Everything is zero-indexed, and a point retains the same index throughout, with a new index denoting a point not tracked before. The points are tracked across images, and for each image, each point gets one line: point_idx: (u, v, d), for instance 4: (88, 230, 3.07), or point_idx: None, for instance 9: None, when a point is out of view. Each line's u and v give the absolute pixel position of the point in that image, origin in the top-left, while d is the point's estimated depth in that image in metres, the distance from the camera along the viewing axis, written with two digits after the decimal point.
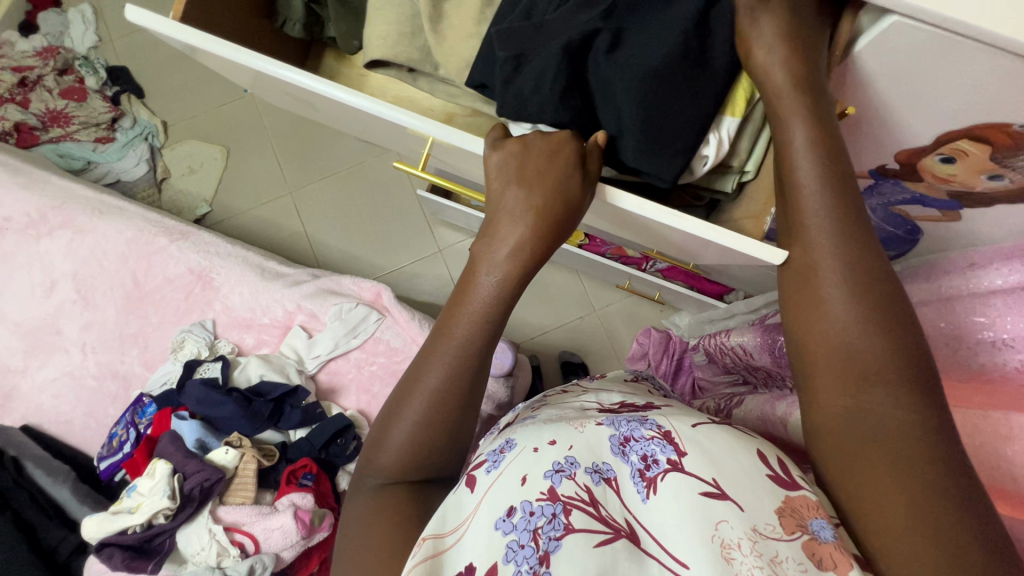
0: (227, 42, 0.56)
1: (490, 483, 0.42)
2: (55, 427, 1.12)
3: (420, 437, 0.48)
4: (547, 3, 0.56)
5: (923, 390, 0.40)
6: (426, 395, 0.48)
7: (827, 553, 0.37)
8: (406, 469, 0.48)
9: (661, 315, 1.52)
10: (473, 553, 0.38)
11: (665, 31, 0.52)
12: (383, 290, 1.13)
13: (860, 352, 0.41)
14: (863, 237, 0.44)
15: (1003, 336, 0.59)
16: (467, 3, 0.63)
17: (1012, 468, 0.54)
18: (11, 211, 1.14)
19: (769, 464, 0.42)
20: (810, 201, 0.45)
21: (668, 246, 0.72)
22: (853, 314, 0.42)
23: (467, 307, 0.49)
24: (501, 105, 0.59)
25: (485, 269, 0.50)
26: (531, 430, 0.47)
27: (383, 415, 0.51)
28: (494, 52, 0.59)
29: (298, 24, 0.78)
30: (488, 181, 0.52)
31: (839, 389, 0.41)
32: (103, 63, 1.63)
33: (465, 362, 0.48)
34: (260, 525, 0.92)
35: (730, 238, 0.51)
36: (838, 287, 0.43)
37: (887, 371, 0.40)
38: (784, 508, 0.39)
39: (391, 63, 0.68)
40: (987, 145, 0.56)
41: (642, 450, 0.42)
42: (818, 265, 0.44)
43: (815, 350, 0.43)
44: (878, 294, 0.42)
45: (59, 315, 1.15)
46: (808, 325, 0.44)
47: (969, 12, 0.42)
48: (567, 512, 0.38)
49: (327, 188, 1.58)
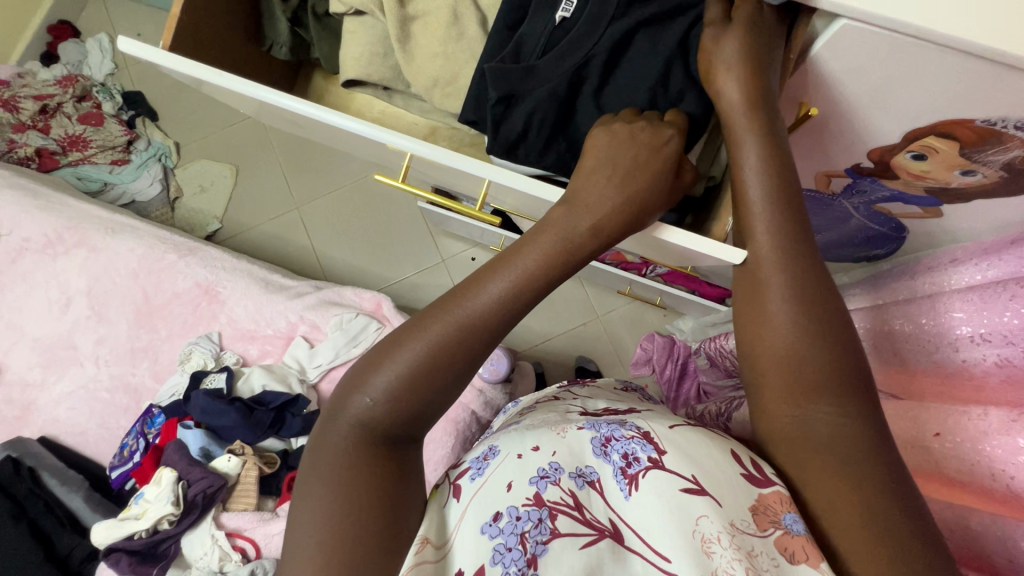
0: (210, 67, 0.58)
1: (475, 491, 0.42)
2: (71, 438, 1.17)
3: (417, 379, 0.43)
4: (535, 48, 0.61)
5: (862, 397, 0.41)
6: (435, 337, 0.44)
7: (798, 546, 0.38)
8: (387, 417, 0.43)
9: (664, 319, 1.52)
10: (462, 559, 0.39)
11: (647, 69, 0.58)
12: (383, 300, 1.16)
13: (806, 364, 0.41)
14: (806, 248, 0.44)
15: (979, 331, 0.59)
16: (433, 24, 0.66)
17: (990, 465, 0.54)
18: (29, 233, 1.20)
19: (744, 463, 0.42)
20: (758, 213, 0.45)
21: (660, 254, 0.72)
22: (801, 325, 0.41)
23: (513, 265, 0.46)
24: (490, 145, 0.61)
25: (550, 236, 0.47)
26: (513, 436, 0.47)
27: (376, 347, 0.45)
28: (485, 90, 0.61)
29: (284, 48, 0.81)
30: (587, 154, 0.51)
31: (786, 399, 0.42)
32: (119, 89, 1.71)
33: (496, 312, 0.45)
34: (261, 530, 0.96)
35: (697, 242, 0.51)
36: (786, 298, 0.42)
37: (831, 382, 0.40)
38: (756, 506, 0.39)
39: (367, 82, 0.73)
40: (955, 141, 0.57)
41: (622, 449, 0.42)
42: (765, 278, 0.44)
43: (766, 360, 0.43)
44: (820, 306, 0.42)
45: (75, 330, 1.20)
46: (756, 336, 0.43)
47: (913, 12, 0.43)
48: (553, 516, 0.38)
49: (333, 203, 1.62)
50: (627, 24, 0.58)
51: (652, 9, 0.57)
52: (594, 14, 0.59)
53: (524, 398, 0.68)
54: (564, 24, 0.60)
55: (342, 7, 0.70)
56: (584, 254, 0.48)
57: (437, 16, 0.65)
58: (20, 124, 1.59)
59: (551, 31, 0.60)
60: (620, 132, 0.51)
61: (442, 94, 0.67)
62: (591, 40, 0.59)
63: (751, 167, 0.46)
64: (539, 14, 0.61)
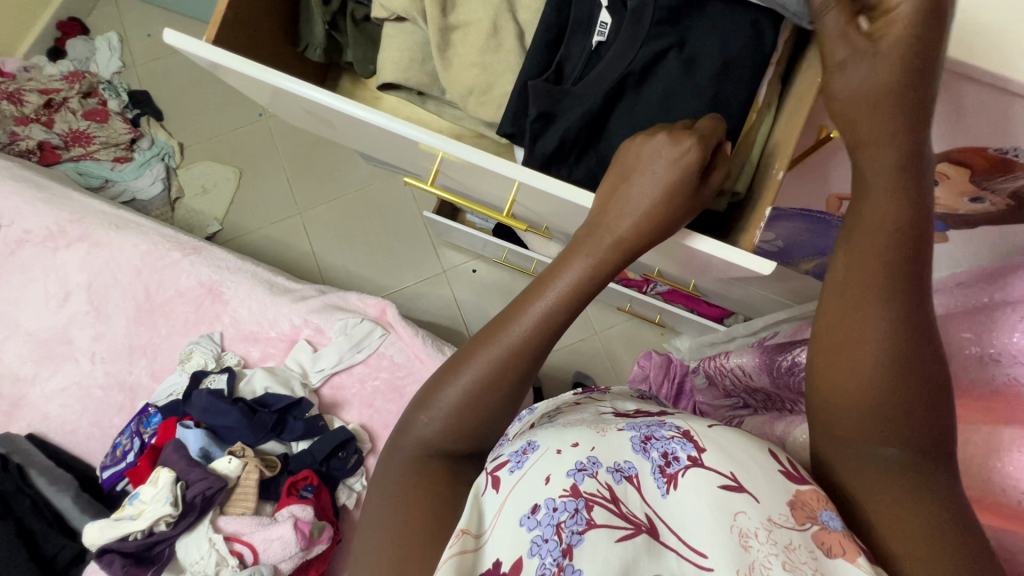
0: (255, 64, 0.60)
1: (514, 484, 0.41)
2: (60, 436, 1.13)
3: (475, 401, 0.47)
4: (573, 72, 0.64)
5: (935, 436, 0.39)
6: (484, 364, 0.47)
7: (834, 541, 0.37)
8: (445, 438, 0.47)
9: (661, 338, 1.54)
10: (499, 548, 0.38)
11: (683, 87, 0.60)
12: (388, 307, 1.16)
13: (891, 392, 0.38)
14: (916, 276, 0.39)
15: (989, 350, 0.61)
16: (473, 35, 0.68)
17: (999, 481, 0.56)
18: (31, 225, 1.18)
19: (781, 461, 0.42)
20: (864, 236, 0.40)
21: (681, 265, 0.74)
22: (893, 338, 0.38)
23: (549, 289, 0.48)
24: (525, 158, 0.64)
25: (583, 258, 0.48)
26: (552, 432, 0.46)
27: (437, 374, 0.50)
28: (524, 106, 0.64)
29: (318, 50, 0.83)
30: (610, 175, 0.52)
31: (864, 422, 0.39)
32: (125, 87, 1.71)
33: (539, 335, 0.47)
34: (260, 535, 0.93)
35: (725, 250, 0.54)
36: (880, 306, 0.38)
37: (912, 405, 0.38)
38: (794, 500, 0.39)
39: (402, 86, 0.74)
40: (965, 165, 0.65)
41: (662, 448, 0.42)
42: (863, 305, 0.39)
43: (844, 368, 0.39)
44: (919, 348, 0.38)
45: (71, 325, 1.17)
46: (841, 366, 0.39)
47: None
48: (589, 507, 0.37)
49: (336, 209, 1.63)
50: (661, 44, 0.60)
51: (687, 34, 0.60)
52: (627, 38, 0.61)
53: (539, 405, 0.66)
54: (600, 48, 0.64)
55: (384, 13, 0.71)
56: (613, 269, 0.49)
57: (477, 28, 0.67)
58: (22, 116, 1.58)
59: (587, 56, 0.64)
60: (645, 148, 0.50)
61: (476, 102, 0.69)
62: (625, 61, 0.61)
63: (871, 195, 0.41)
64: (575, 38, 0.64)
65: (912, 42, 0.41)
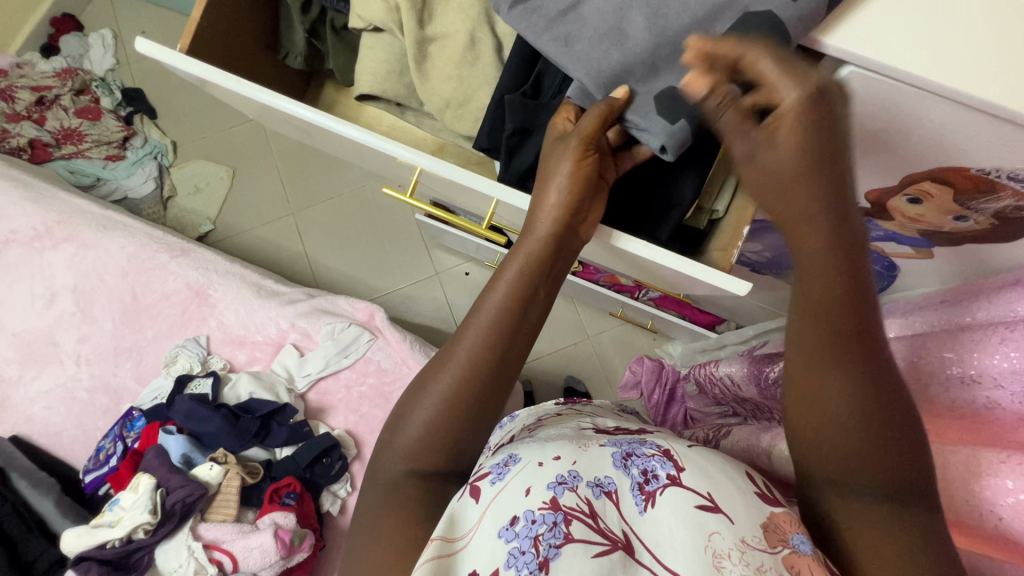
0: (229, 74, 0.58)
1: (494, 495, 0.40)
2: (45, 438, 1.12)
3: (454, 405, 0.46)
4: (550, 86, 0.62)
5: (913, 475, 0.40)
6: (461, 366, 0.47)
7: (804, 565, 0.37)
8: (423, 452, 0.46)
9: (654, 343, 1.53)
10: (476, 559, 0.37)
11: None
12: (376, 311, 1.15)
13: (850, 427, 0.40)
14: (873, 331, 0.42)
15: (970, 371, 0.60)
16: (451, 46, 0.67)
17: (977, 505, 0.55)
18: (17, 225, 1.18)
19: (757, 483, 0.42)
20: (817, 292, 0.43)
21: (661, 281, 0.73)
22: (850, 378, 0.41)
23: (504, 275, 0.49)
24: (501, 173, 0.63)
25: (520, 256, 0.50)
26: (533, 445, 0.45)
27: (413, 386, 0.50)
28: (501, 121, 0.63)
29: (299, 57, 0.82)
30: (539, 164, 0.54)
31: (831, 459, 0.41)
32: (119, 85, 1.69)
33: (500, 325, 0.47)
34: (239, 543, 0.92)
35: (700, 270, 0.53)
36: (836, 349, 0.41)
37: (877, 444, 0.40)
38: (767, 522, 0.38)
39: (380, 96, 0.75)
40: (949, 188, 0.61)
41: (642, 465, 0.41)
42: (824, 354, 0.42)
43: (806, 408, 0.42)
44: (877, 390, 0.41)
45: (57, 327, 1.17)
46: (805, 407, 0.42)
47: (920, 65, 0.47)
48: (568, 521, 0.36)
49: (329, 210, 1.62)
50: None
51: None
52: None
53: (519, 414, 0.66)
54: None
55: (361, 23, 0.70)
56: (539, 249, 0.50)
57: (454, 40, 0.66)
58: (13, 114, 1.57)
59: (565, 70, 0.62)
60: (560, 148, 0.52)
61: (452, 115, 0.70)
62: None
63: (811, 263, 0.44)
64: None
65: (809, 124, 0.43)
